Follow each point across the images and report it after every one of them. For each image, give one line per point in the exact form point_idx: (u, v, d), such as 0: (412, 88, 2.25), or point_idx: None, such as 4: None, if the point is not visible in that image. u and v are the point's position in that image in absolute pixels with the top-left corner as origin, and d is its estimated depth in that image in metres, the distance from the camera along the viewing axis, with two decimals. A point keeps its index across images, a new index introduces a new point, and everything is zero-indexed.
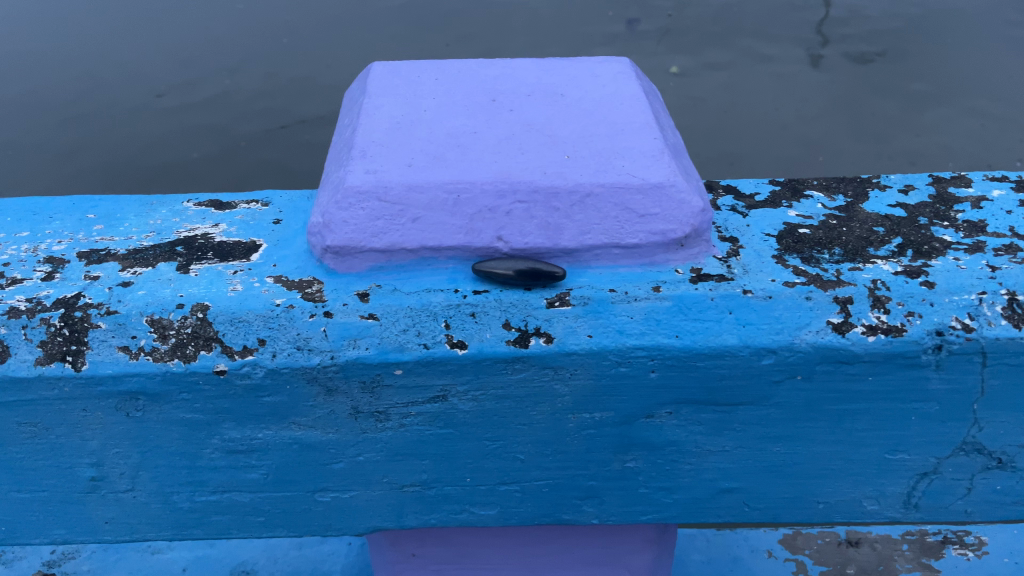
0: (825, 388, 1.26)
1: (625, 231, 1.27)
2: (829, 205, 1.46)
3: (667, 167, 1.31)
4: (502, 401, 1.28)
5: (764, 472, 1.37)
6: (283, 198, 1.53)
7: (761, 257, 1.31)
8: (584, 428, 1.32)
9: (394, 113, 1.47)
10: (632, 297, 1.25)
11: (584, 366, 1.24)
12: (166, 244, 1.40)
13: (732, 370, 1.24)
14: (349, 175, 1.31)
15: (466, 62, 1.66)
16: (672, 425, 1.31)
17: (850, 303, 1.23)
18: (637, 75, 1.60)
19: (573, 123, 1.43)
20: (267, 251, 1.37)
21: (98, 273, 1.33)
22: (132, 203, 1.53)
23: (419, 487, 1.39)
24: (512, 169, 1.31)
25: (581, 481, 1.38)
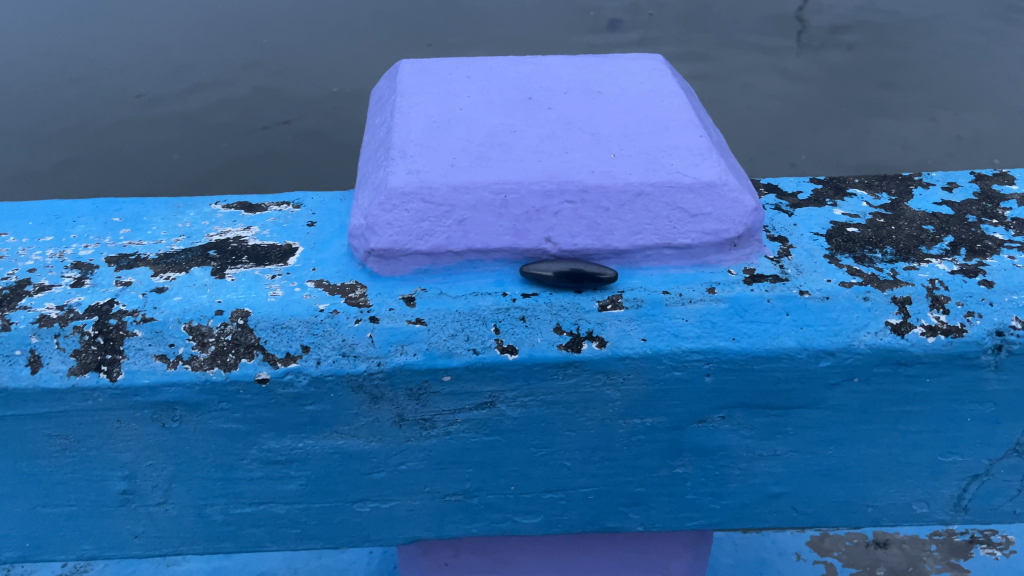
0: (882, 390, 1.24)
1: (677, 231, 1.24)
2: (874, 203, 1.44)
3: (717, 165, 1.28)
4: (552, 407, 1.24)
5: (815, 476, 1.34)
6: (314, 199, 1.49)
7: (813, 256, 1.29)
8: (634, 434, 1.28)
9: (429, 112, 1.44)
10: (686, 299, 1.22)
11: (638, 371, 1.21)
12: (198, 248, 1.35)
13: (789, 373, 1.21)
14: (390, 176, 1.27)
15: (496, 59, 1.62)
16: (724, 429, 1.28)
17: (908, 303, 1.21)
18: (673, 72, 1.57)
19: (615, 121, 1.40)
20: (304, 254, 1.33)
21: (130, 278, 1.28)
22: (158, 206, 1.48)
23: (461, 496, 1.35)
24: (559, 169, 1.28)
25: (628, 487, 1.34)
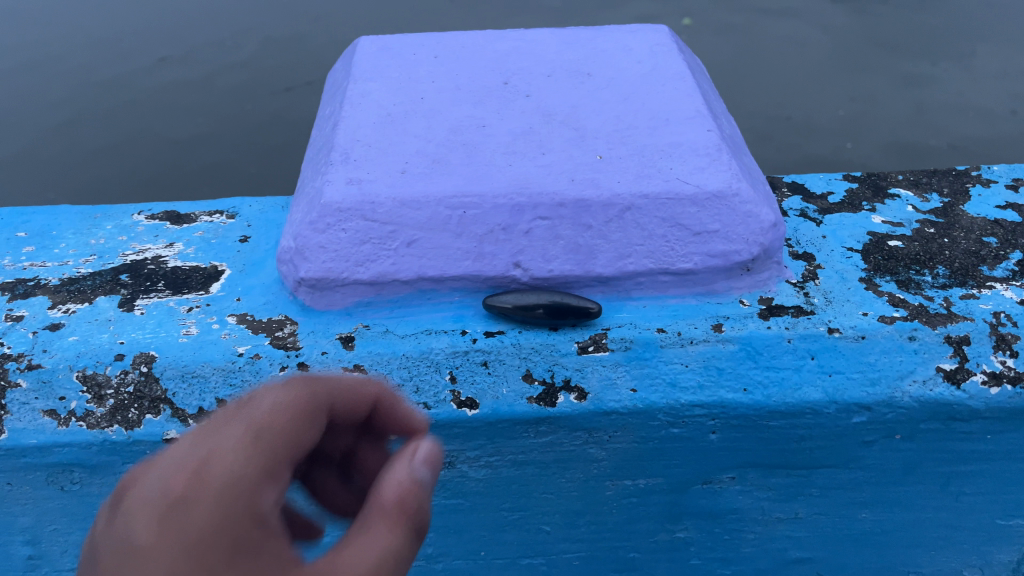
0: (930, 448, 1.00)
1: (676, 253, 1.01)
2: (921, 207, 1.19)
3: (727, 169, 1.04)
4: (524, 467, 1.03)
5: (845, 542, 1.11)
6: (252, 207, 1.28)
7: (846, 280, 1.05)
8: (624, 496, 1.06)
9: (384, 102, 1.20)
10: (687, 339, 0.98)
11: (626, 428, 0.99)
12: (109, 272, 1.14)
13: (813, 430, 0.99)
14: (326, 187, 1.04)
15: (471, 35, 1.38)
16: (735, 491, 1.06)
17: (966, 344, 0.97)
18: (679, 48, 1.32)
19: (606, 112, 1.16)
20: (231, 279, 1.11)
21: (22, 311, 1.08)
22: (72, 216, 1.27)
23: (423, 562, 1.13)
24: (531, 175, 1.04)
25: (620, 553, 1.13)
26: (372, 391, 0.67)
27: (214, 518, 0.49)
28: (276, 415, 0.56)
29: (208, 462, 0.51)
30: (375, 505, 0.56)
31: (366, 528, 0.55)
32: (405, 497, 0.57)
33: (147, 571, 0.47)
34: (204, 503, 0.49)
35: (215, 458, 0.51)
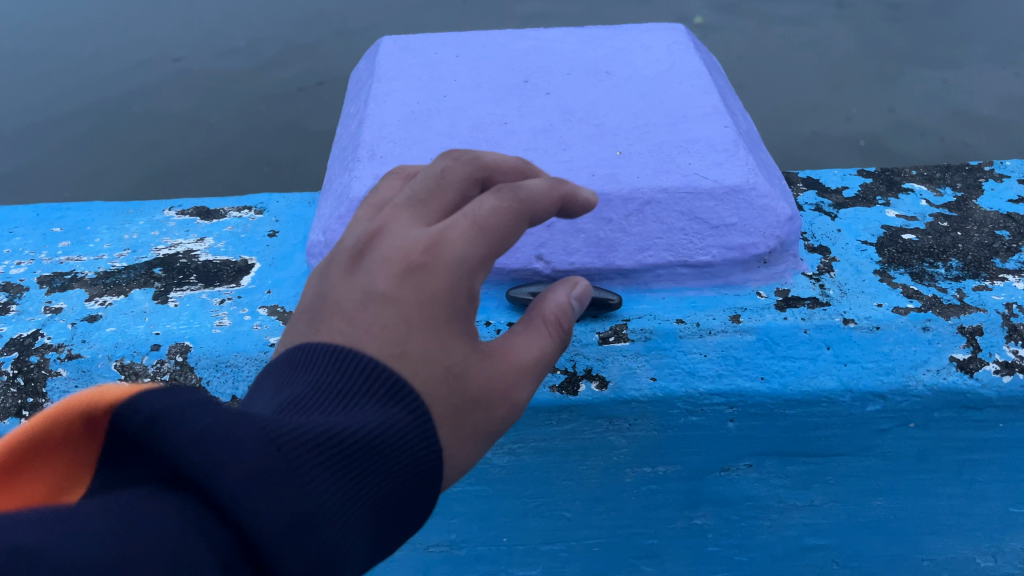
0: (943, 436, 1.03)
1: (695, 246, 1.04)
2: (934, 201, 1.21)
3: (744, 163, 1.07)
4: (546, 455, 1.06)
5: (860, 529, 1.13)
6: (280, 203, 1.31)
7: (861, 273, 1.08)
8: (644, 483, 1.09)
9: (408, 100, 1.23)
10: (705, 330, 1.01)
11: (646, 416, 1.01)
12: (143, 265, 1.18)
13: (828, 418, 1.01)
14: (354, 182, 1.08)
15: (491, 34, 1.41)
16: (752, 478, 1.08)
17: (979, 334, 0.99)
18: (696, 47, 1.35)
19: (624, 109, 1.18)
20: (261, 272, 1.15)
21: (61, 303, 1.11)
22: (106, 213, 1.31)
23: (446, 547, 1.17)
24: (553, 171, 1.07)
25: (639, 539, 1.15)
26: (564, 190, 0.68)
27: (449, 284, 0.61)
28: (497, 215, 0.62)
29: (439, 236, 0.62)
30: (537, 311, 0.70)
31: (531, 324, 0.69)
32: (562, 313, 0.70)
33: (391, 309, 0.60)
34: (437, 279, 0.61)
35: (448, 238, 0.62)
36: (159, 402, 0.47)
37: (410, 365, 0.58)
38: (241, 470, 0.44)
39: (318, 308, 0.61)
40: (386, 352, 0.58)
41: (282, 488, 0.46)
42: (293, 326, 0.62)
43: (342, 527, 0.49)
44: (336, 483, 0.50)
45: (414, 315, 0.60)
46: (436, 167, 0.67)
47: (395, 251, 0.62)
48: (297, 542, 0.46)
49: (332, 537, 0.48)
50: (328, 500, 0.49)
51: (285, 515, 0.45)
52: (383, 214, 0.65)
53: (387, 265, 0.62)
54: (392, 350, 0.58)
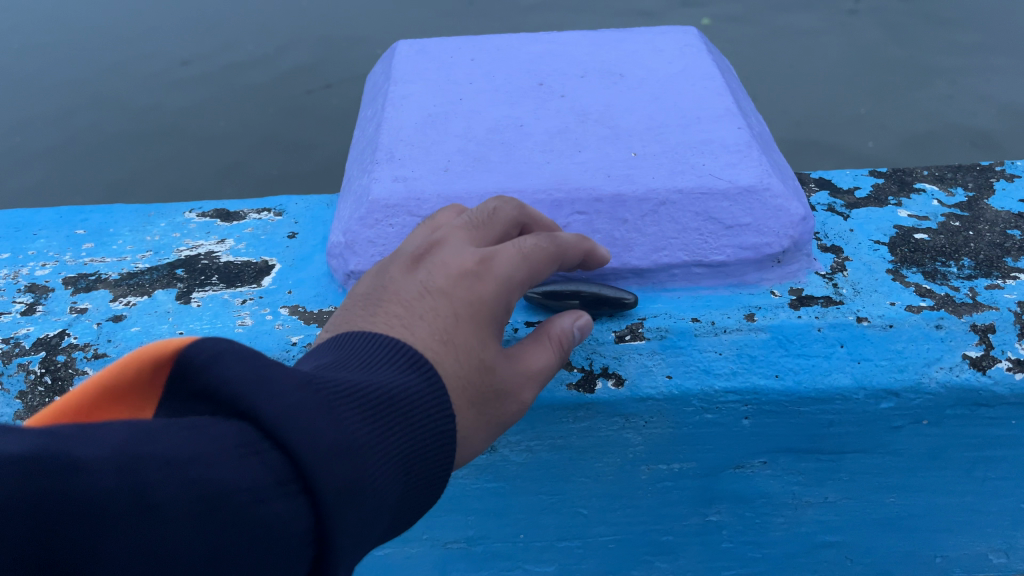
0: (956, 433, 1.04)
1: (709, 246, 1.05)
2: (946, 201, 1.22)
3: (758, 164, 1.08)
4: (562, 452, 1.07)
5: (873, 526, 1.15)
6: (298, 205, 1.34)
7: (873, 272, 1.09)
8: (659, 480, 1.10)
9: (425, 103, 1.25)
10: (720, 328, 1.03)
11: (662, 414, 1.02)
12: (165, 267, 1.20)
13: (842, 416, 1.02)
14: (373, 184, 1.10)
15: (505, 38, 1.42)
16: (766, 475, 1.09)
17: (991, 332, 1.00)
18: (708, 49, 1.36)
19: (638, 111, 1.20)
20: (282, 273, 1.17)
21: (86, 304, 1.14)
22: (128, 216, 1.34)
23: (464, 544, 1.18)
24: (569, 172, 1.09)
25: (654, 536, 1.17)
26: (581, 249, 0.88)
27: (493, 291, 0.74)
28: (537, 250, 0.79)
29: (491, 252, 0.76)
30: (546, 328, 0.80)
31: (542, 340, 0.80)
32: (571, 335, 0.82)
33: (441, 303, 0.71)
34: (487, 286, 0.74)
35: (495, 257, 0.76)
36: (217, 344, 0.49)
37: (455, 349, 0.67)
38: (288, 390, 0.47)
39: (378, 296, 0.73)
40: (435, 337, 0.67)
41: (322, 416, 0.48)
42: (351, 309, 0.72)
43: (375, 464, 0.51)
44: (364, 422, 0.52)
45: (462, 309, 0.71)
46: (488, 207, 0.84)
47: (454, 259, 0.75)
48: (340, 466, 0.47)
49: (367, 469, 0.50)
50: (360, 436, 0.51)
51: (328, 438, 0.46)
52: (441, 233, 0.79)
53: (444, 269, 0.74)
54: (439, 335, 0.67)
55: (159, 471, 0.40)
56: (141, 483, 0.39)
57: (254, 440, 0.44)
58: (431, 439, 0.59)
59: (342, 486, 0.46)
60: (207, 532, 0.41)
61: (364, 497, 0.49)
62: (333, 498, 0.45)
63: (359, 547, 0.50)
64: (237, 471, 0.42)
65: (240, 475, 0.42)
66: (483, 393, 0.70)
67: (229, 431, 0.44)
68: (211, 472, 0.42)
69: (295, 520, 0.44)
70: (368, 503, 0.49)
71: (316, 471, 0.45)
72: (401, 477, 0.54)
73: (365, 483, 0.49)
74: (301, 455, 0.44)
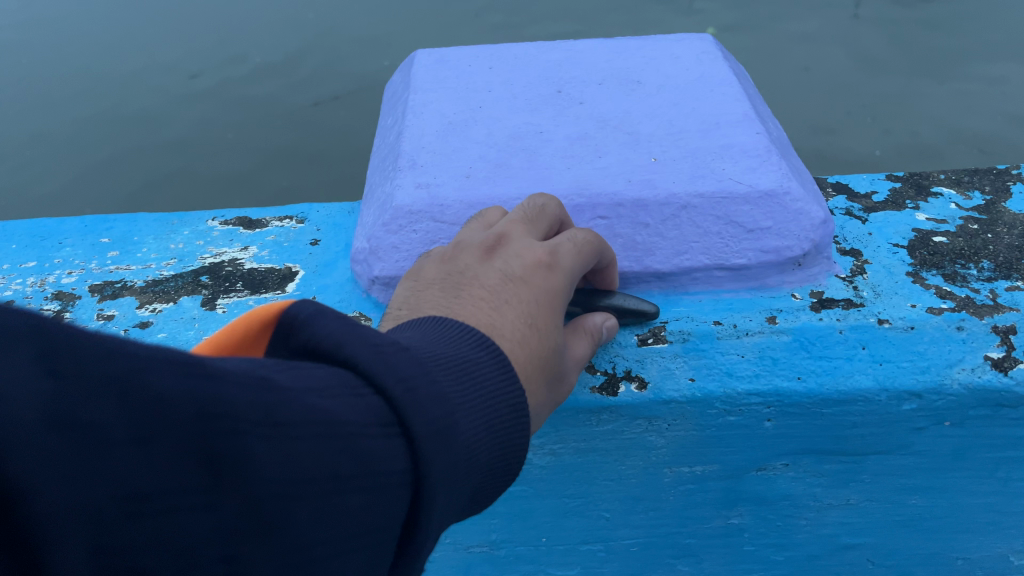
0: (979, 434, 1.04)
1: (730, 249, 1.06)
2: (964, 204, 1.23)
3: (778, 168, 1.09)
4: (586, 455, 1.07)
5: (895, 528, 1.15)
6: (320, 212, 1.36)
7: (893, 274, 1.10)
8: (682, 483, 1.11)
9: (445, 110, 1.26)
10: (742, 331, 1.04)
11: (685, 416, 1.02)
12: (189, 274, 1.22)
13: (865, 417, 1.02)
14: (396, 191, 1.11)
15: (523, 46, 1.44)
16: (789, 477, 1.10)
17: (1012, 333, 1.01)
18: (724, 56, 1.38)
19: (657, 117, 1.21)
20: (305, 279, 1.19)
21: (113, 310, 1.15)
22: (151, 224, 1.35)
23: (486, 548, 1.19)
24: (590, 177, 1.10)
25: (677, 539, 1.18)
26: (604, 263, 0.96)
27: (564, 281, 0.78)
28: (588, 244, 0.84)
29: (557, 247, 0.80)
30: (580, 321, 0.85)
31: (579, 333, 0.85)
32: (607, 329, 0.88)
33: (524, 288, 0.74)
34: (558, 276, 0.78)
35: (562, 250, 0.81)
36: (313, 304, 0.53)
37: (539, 332, 0.70)
38: (379, 344, 0.49)
39: (457, 279, 0.75)
40: (522, 321, 0.70)
41: (412, 368, 0.50)
42: (429, 290, 0.75)
43: (462, 416, 0.53)
44: (453, 380, 0.54)
45: (540, 296, 0.74)
46: (535, 203, 0.89)
47: (526, 251, 0.79)
48: (433, 410, 0.49)
49: (457, 420, 0.51)
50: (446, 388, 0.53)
51: (419, 385, 0.49)
52: (503, 226, 0.83)
53: (519, 259, 0.78)
54: (525, 318, 0.70)
55: (282, 394, 0.41)
56: (268, 400, 0.40)
57: (354, 384, 0.46)
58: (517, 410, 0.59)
59: (433, 429, 0.48)
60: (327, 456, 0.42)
61: (455, 445, 0.50)
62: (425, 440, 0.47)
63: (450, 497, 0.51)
64: (342, 404, 0.44)
65: (345, 409, 0.44)
66: (552, 384, 0.73)
67: (333, 374, 0.46)
68: (324, 402, 0.43)
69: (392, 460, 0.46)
70: (458, 450, 0.51)
71: (408, 411, 0.47)
72: (490, 438, 0.56)
73: (454, 431, 0.51)
74: (394, 397, 0.46)
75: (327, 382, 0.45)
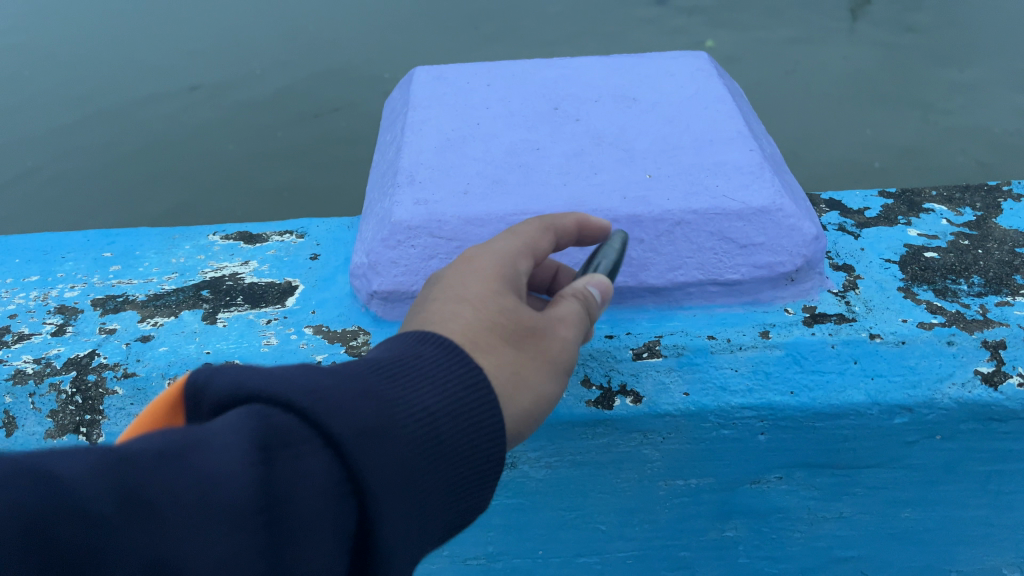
0: (969, 448, 1.05)
1: (724, 265, 1.08)
2: (955, 220, 1.25)
3: (771, 185, 1.11)
4: (581, 468, 1.09)
5: (888, 540, 1.16)
6: (320, 227, 1.37)
7: (885, 290, 1.11)
8: (676, 496, 1.12)
9: (443, 127, 1.28)
10: (736, 346, 1.05)
11: (679, 430, 1.04)
12: (190, 288, 1.23)
13: (856, 431, 1.04)
14: (395, 207, 1.13)
15: (520, 63, 1.46)
16: (782, 490, 1.11)
17: (1002, 348, 1.02)
18: (719, 73, 1.40)
19: (652, 134, 1.23)
20: (305, 294, 1.20)
21: (114, 324, 1.16)
22: (153, 239, 1.37)
23: (483, 560, 1.20)
24: (586, 194, 1.12)
25: (672, 551, 1.18)
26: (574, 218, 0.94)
27: (496, 259, 0.78)
28: (522, 229, 0.86)
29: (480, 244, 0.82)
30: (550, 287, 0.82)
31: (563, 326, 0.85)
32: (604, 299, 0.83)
33: (455, 282, 0.75)
34: (486, 260, 0.78)
35: (491, 242, 0.82)
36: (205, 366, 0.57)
37: (467, 312, 0.71)
38: (282, 371, 0.53)
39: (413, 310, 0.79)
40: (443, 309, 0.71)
41: (326, 378, 0.54)
42: None
43: (399, 413, 0.56)
44: (382, 380, 0.57)
45: (468, 281, 0.75)
46: None
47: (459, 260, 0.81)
48: (354, 411, 0.52)
49: (389, 416, 0.55)
50: (373, 388, 0.56)
51: (333, 392, 0.52)
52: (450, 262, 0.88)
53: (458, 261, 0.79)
54: (455, 306, 0.72)
55: (170, 461, 0.46)
56: (147, 480, 0.45)
57: (262, 410, 0.50)
58: (475, 394, 0.62)
59: (360, 427, 0.52)
60: (248, 485, 0.47)
61: (390, 436, 0.54)
62: (350, 440, 0.51)
63: (411, 490, 0.55)
64: (258, 430, 0.49)
65: (249, 440, 0.48)
66: (524, 343, 0.72)
67: (240, 411, 0.50)
68: (219, 446, 0.47)
69: (322, 467, 0.50)
70: (399, 443, 0.54)
71: (325, 419, 0.50)
72: (446, 426, 0.59)
73: (388, 428, 0.54)
74: (302, 410, 0.50)
75: (243, 414, 0.50)
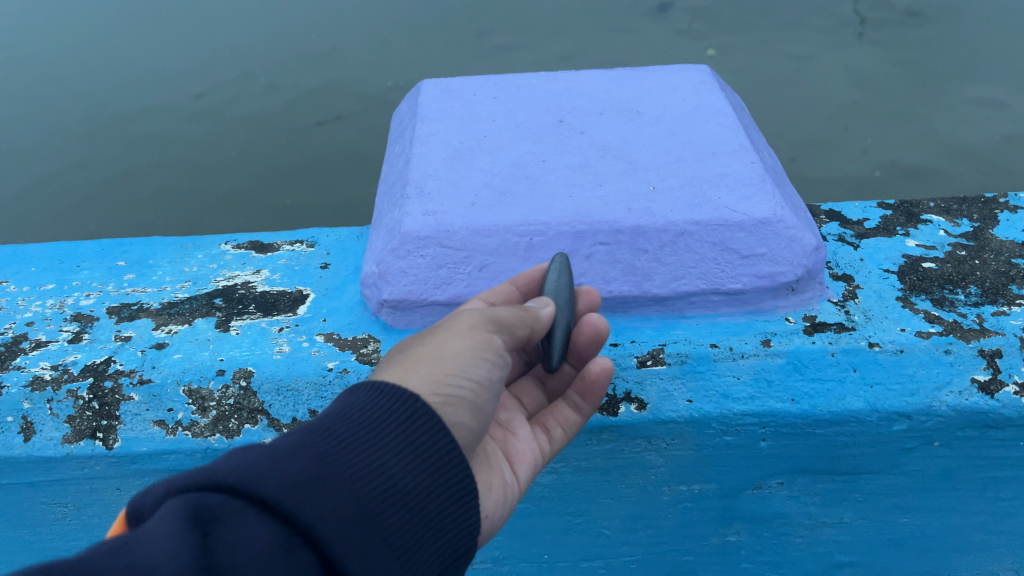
0: (966, 455, 1.08)
1: (726, 275, 1.10)
2: (953, 231, 1.27)
3: (771, 198, 1.13)
4: (586, 473, 1.11)
5: (887, 546, 1.18)
6: (330, 237, 1.40)
7: (884, 299, 1.14)
8: (680, 501, 1.14)
9: (451, 139, 1.31)
10: (738, 354, 1.07)
11: (683, 436, 1.07)
12: (203, 296, 1.26)
13: (855, 437, 1.06)
14: (405, 218, 1.15)
15: (526, 76, 1.49)
16: (783, 496, 1.13)
17: (998, 357, 1.05)
18: (720, 86, 1.43)
19: (656, 146, 1.26)
20: (316, 302, 1.23)
21: (129, 332, 1.19)
22: (166, 248, 1.40)
23: (490, 564, 1.22)
24: (591, 205, 1.15)
25: (676, 556, 1.20)
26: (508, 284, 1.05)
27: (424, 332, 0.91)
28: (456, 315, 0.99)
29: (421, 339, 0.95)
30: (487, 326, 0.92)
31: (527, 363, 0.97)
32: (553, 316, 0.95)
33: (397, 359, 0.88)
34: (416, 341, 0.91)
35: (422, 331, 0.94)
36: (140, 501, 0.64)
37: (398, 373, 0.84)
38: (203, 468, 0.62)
39: None
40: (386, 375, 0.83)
41: (243, 457, 0.63)
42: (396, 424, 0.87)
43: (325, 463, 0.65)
44: (303, 441, 0.66)
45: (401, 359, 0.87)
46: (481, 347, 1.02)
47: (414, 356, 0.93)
48: (274, 470, 0.61)
49: (314, 466, 0.64)
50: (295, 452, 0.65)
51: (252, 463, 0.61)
52: None
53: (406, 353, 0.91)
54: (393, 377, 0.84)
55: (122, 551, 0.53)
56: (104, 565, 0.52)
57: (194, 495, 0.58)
58: (396, 433, 0.72)
59: (286, 479, 0.61)
60: (202, 546, 0.55)
61: (319, 479, 0.63)
62: (285, 492, 0.60)
63: (359, 518, 0.63)
64: (195, 506, 0.57)
65: (187, 514, 0.56)
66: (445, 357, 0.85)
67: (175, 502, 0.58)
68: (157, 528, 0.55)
69: (265, 523, 0.59)
70: (330, 483, 0.63)
71: (254, 483, 0.59)
72: (377, 463, 0.68)
73: (315, 475, 0.63)
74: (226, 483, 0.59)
75: (181, 498, 0.58)
